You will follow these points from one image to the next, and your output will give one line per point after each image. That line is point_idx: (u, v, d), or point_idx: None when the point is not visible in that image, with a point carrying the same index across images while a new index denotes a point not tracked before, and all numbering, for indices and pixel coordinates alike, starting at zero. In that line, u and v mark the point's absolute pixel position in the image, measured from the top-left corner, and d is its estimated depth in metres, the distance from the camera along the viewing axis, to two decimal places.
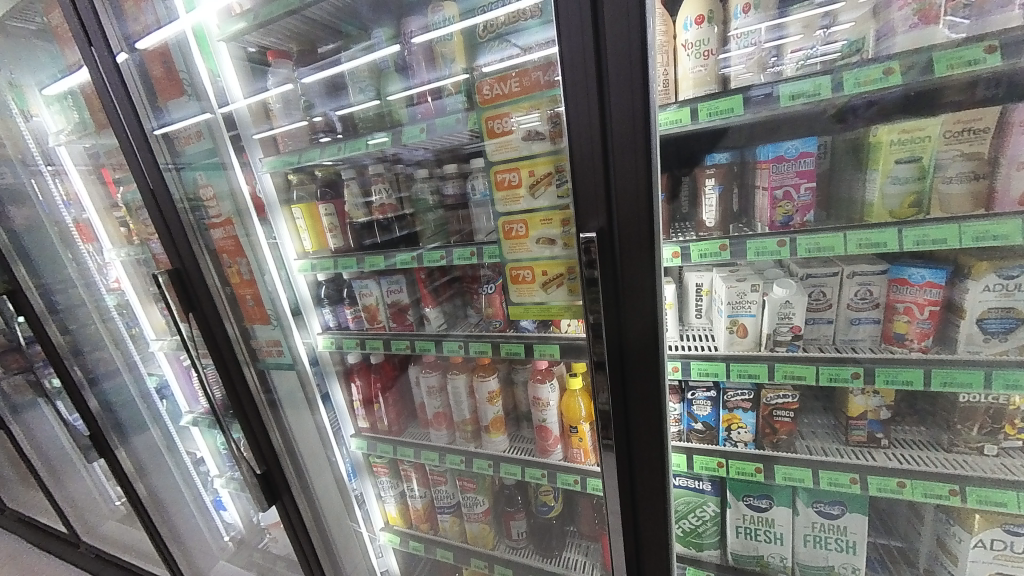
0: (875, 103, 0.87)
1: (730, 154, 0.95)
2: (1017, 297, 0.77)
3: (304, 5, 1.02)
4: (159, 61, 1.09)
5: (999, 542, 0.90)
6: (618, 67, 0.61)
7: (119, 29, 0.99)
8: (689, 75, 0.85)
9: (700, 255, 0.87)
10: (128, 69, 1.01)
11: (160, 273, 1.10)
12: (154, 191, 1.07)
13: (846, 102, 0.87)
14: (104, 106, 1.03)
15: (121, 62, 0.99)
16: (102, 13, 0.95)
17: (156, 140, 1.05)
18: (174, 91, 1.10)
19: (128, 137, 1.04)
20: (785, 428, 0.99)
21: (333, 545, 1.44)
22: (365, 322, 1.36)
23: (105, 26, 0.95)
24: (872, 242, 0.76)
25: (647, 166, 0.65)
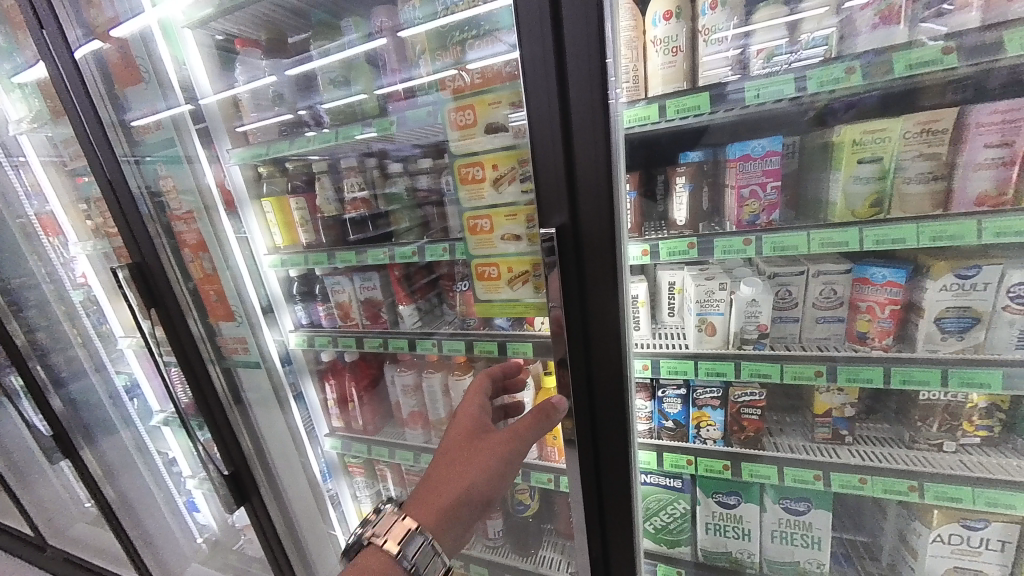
0: (853, 107, 0.87)
1: (703, 153, 0.95)
2: (973, 296, 0.79)
3: None
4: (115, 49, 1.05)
5: (957, 536, 0.92)
6: (578, 59, 0.60)
7: (76, 19, 0.96)
8: (659, 72, 0.85)
9: (669, 253, 0.88)
10: (87, 66, 0.99)
11: (118, 265, 1.06)
12: (112, 183, 1.04)
13: (825, 105, 0.87)
14: (58, 95, 0.99)
15: (80, 60, 0.97)
16: (55, 8, 0.92)
17: (114, 129, 1.03)
18: (132, 79, 1.06)
19: (83, 127, 1.00)
20: (754, 426, 1.00)
21: (306, 551, 1.41)
22: (337, 321, 1.33)
23: (57, 10, 0.92)
24: (835, 241, 0.77)
25: (607, 160, 0.64)
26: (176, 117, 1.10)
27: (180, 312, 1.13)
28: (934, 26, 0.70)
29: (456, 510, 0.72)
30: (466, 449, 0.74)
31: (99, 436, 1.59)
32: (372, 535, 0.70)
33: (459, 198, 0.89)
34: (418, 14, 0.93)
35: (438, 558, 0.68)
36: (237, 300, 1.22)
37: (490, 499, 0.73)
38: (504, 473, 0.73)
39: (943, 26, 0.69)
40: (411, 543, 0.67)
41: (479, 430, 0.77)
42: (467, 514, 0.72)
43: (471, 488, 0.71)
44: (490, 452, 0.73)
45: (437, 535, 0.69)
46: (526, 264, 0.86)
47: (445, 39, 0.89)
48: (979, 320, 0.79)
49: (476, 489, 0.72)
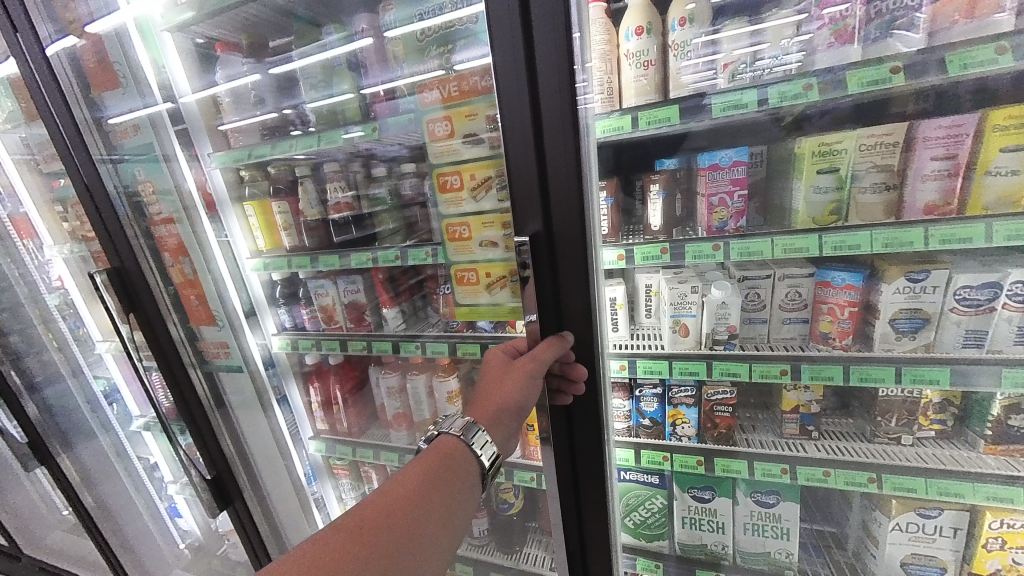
0: (831, 110, 0.91)
1: (677, 160, 0.99)
2: (924, 298, 0.84)
3: None
4: (92, 52, 1.04)
5: (914, 524, 0.97)
6: (548, 74, 0.63)
7: (48, 18, 0.96)
8: (632, 84, 0.88)
9: (643, 258, 0.92)
10: (60, 64, 0.98)
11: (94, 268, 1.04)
12: (89, 187, 1.04)
13: (803, 111, 0.91)
14: (31, 98, 0.99)
15: (53, 58, 0.97)
16: (27, 4, 0.92)
17: (88, 129, 1.02)
18: (109, 82, 1.05)
19: (58, 130, 1.01)
20: (725, 423, 1.04)
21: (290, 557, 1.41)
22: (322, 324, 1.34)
23: (31, 13, 0.93)
24: (795, 248, 0.82)
25: (578, 171, 0.67)
26: (155, 119, 1.10)
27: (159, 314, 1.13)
28: (884, 46, 0.75)
29: (503, 416, 0.73)
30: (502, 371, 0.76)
31: (77, 441, 1.55)
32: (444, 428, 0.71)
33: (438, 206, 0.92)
34: (399, 21, 0.94)
35: (489, 445, 0.69)
36: (219, 305, 1.22)
37: (524, 409, 0.75)
38: (534, 387, 0.74)
39: (892, 45, 0.74)
40: (470, 432, 0.69)
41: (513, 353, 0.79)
42: (509, 421, 0.73)
43: (505, 399, 0.73)
44: (522, 365, 0.73)
45: (489, 430, 0.70)
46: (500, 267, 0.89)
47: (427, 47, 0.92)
48: (929, 321, 0.84)
49: (515, 400, 0.73)
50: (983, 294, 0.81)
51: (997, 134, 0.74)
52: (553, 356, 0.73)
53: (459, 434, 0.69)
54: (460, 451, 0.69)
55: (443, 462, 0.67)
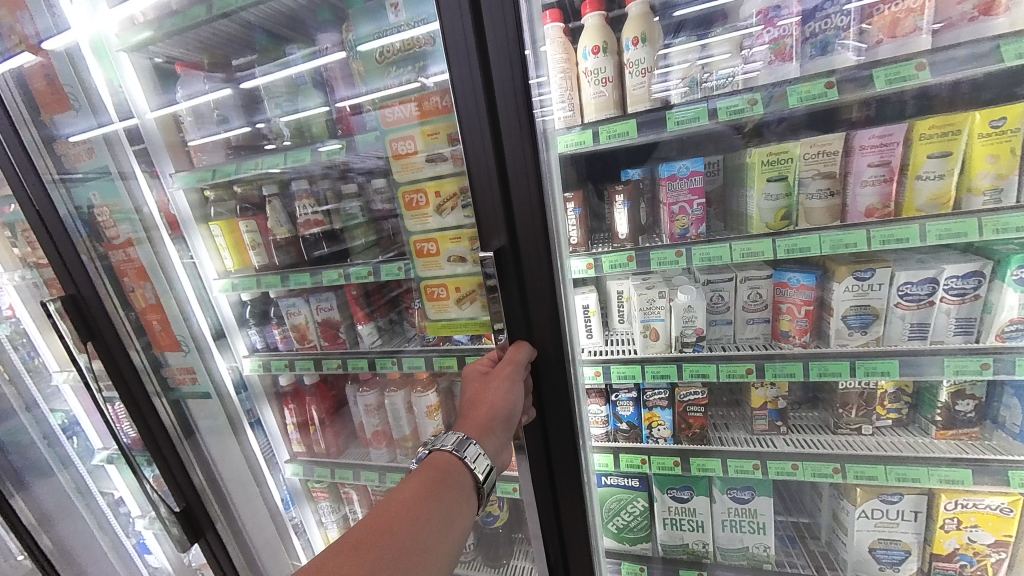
0: (784, 120, 0.95)
1: (641, 171, 1.04)
2: (872, 295, 0.89)
3: (213, 18, 0.99)
4: (42, 75, 1.01)
5: (878, 510, 1.02)
6: (504, 99, 0.66)
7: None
8: (591, 100, 0.92)
9: (611, 266, 0.95)
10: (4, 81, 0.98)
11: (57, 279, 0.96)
12: (40, 213, 1.00)
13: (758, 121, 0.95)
14: None
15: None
16: None
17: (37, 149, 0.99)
18: (60, 105, 1.03)
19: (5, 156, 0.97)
20: (698, 422, 1.07)
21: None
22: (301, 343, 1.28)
23: None
24: (752, 253, 0.86)
25: (539, 190, 0.69)
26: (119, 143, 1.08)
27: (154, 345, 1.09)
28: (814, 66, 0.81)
29: (493, 426, 0.72)
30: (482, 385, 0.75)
31: (32, 479, 1.36)
32: (435, 446, 0.70)
33: (407, 222, 0.94)
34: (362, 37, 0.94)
35: (483, 457, 0.69)
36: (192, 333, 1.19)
37: (512, 415, 0.75)
38: (517, 391, 0.74)
39: (821, 66, 0.80)
40: (462, 446, 0.68)
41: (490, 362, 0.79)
42: (499, 430, 0.72)
43: (492, 408, 0.72)
44: (503, 373, 0.73)
45: (481, 442, 0.69)
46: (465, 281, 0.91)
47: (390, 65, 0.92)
48: (877, 316, 0.90)
49: (501, 407, 0.73)
50: (923, 289, 0.87)
51: (924, 142, 0.81)
52: (526, 356, 0.76)
53: (452, 449, 0.68)
54: (456, 466, 0.68)
55: (436, 480, 0.66)
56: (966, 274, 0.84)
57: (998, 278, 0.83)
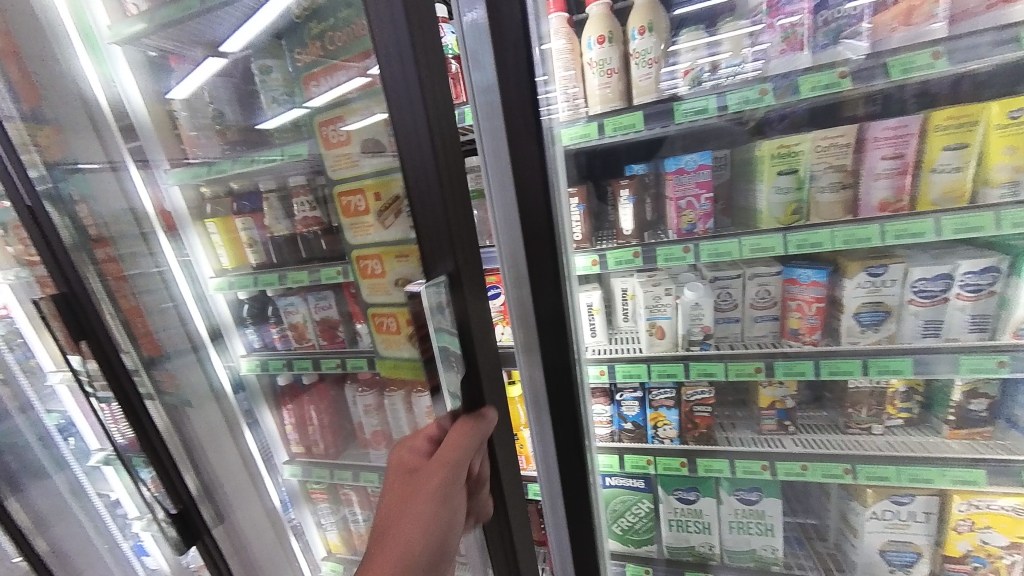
0: (787, 116, 0.94)
1: (645, 166, 1.01)
2: (885, 292, 0.87)
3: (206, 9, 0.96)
4: (16, 60, 0.88)
5: (889, 511, 1.00)
6: (508, 91, 0.67)
7: None
8: (596, 92, 0.89)
9: (617, 262, 0.93)
10: None
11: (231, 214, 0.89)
12: (34, 212, 0.88)
13: (763, 116, 0.93)
14: None
15: None
16: None
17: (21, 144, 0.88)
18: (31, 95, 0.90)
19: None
20: (704, 423, 1.04)
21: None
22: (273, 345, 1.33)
23: None
24: (761, 248, 0.85)
25: (544, 181, 0.71)
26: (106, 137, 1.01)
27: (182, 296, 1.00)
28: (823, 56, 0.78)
29: None
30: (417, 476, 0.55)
31: (26, 482, 1.18)
32: None
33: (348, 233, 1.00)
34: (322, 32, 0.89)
35: None
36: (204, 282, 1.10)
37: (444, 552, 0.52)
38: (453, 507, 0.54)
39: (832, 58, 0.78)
40: None
41: (426, 446, 0.58)
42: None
43: (407, 548, 0.49)
44: (432, 477, 0.52)
45: None
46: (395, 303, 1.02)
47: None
48: (889, 313, 0.87)
49: (426, 545, 0.50)
50: (938, 285, 0.84)
51: (939, 133, 0.78)
52: (470, 446, 0.54)
53: None
54: None
55: None
56: (982, 269, 0.82)
57: (1015, 274, 0.80)
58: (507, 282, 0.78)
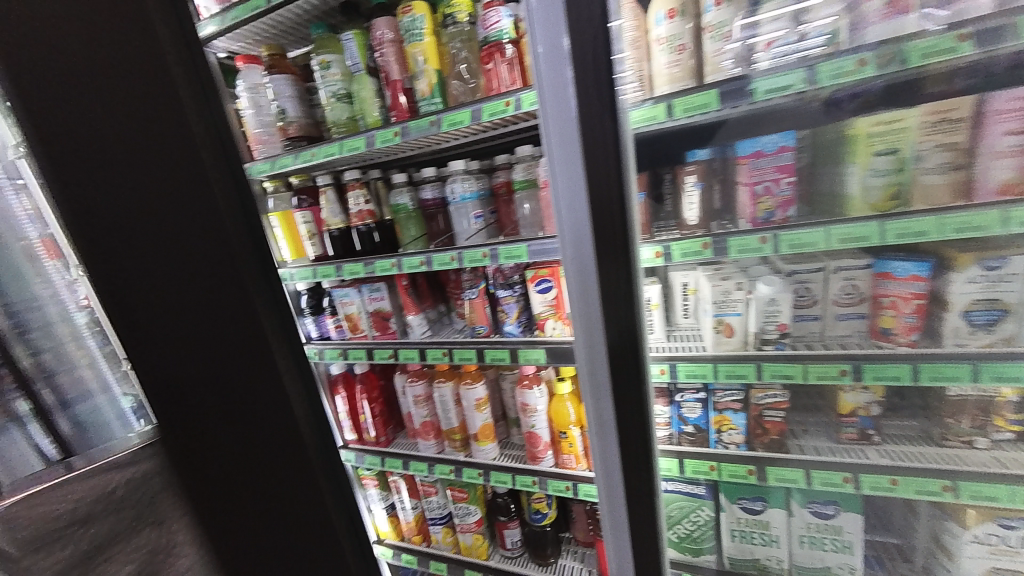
0: (859, 95, 0.84)
1: (710, 150, 0.95)
2: (1002, 288, 0.77)
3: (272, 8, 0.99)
4: None
5: (994, 536, 0.88)
6: (583, 74, 0.63)
7: None
8: (664, 72, 0.85)
9: (683, 254, 0.87)
10: None
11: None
12: None
13: (829, 94, 0.83)
14: None
15: None
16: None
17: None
18: None
19: None
20: (776, 429, 0.97)
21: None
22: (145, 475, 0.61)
23: None
24: (855, 237, 0.76)
25: (618, 169, 0.67)
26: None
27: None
28: (933, 23, 0.68)
29: None
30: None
31: None
32: None
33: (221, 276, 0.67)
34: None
35: None
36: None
37: None
38: None
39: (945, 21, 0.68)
40: None
41: None
42: None
43: None
44: None
45: None
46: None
47: (426, 86, 0.97)
48: (1009, 313, 0.77)
49: None
50: None
51: None
52: None
53: None
54: None
55: None
56: None
57: None
58: (569, 278, 0.74)
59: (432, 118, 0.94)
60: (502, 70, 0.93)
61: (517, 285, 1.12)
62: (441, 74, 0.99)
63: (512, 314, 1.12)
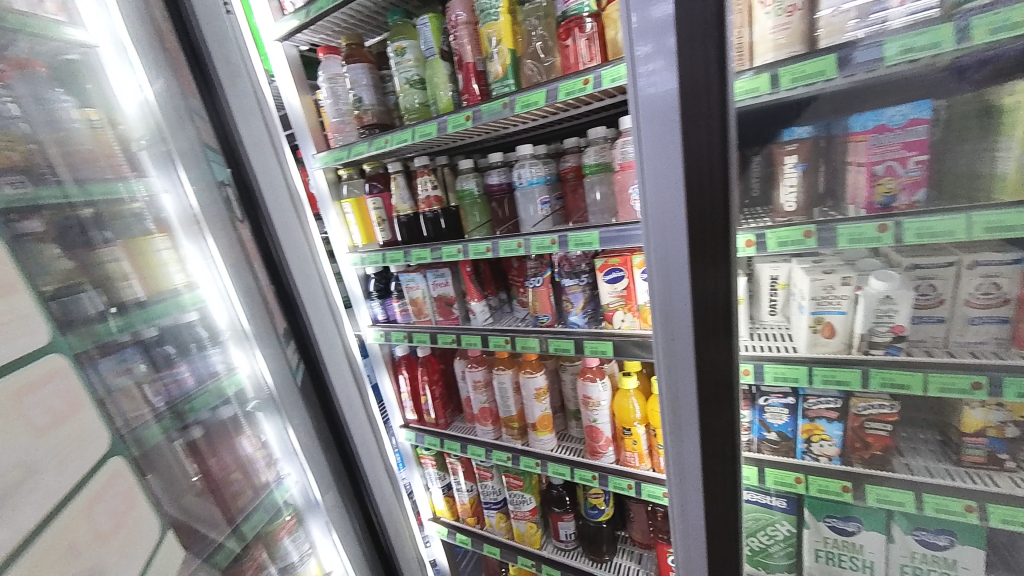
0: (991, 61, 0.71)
1: (812, 128, 0.84)
2: None
3: None
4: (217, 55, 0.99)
5: None
6: (688, 37, 0.57)
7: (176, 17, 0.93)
8: (769, 37, 0.77)
9: (780, 243, 0.78)
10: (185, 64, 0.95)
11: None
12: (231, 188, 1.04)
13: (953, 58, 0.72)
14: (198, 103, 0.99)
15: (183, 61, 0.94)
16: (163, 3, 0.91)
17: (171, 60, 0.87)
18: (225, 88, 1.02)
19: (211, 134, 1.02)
20: (880, 444, 0.87)
21: (391, 556, 1.39)
22: (155, 456, 0.72)
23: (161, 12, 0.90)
24: (1004, 225, 0.64)
25: (723, 143, 0.60)
26: (109, 28, 0.78)
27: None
28: None
29: None
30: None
31: None
32: None
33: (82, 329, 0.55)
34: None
35: None
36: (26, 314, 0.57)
37: None
38: None
39: None
40: None
41: None
42: None
43: None
44: None
45: None
46: (106, 460, 0.59)
47: (500, 66, 0.95)
48: None
49: None
50: None
51: None
52: None
53: None
54: None
55: None
56: None
57: None
58: (652, 271, 0.71)
59: (505, 100, 0.92)
60: (581, 46, 0.88)
61: (584, 274, 1.08)
62: (515, 54, 0.96)
63: (577, 304, 1.08)
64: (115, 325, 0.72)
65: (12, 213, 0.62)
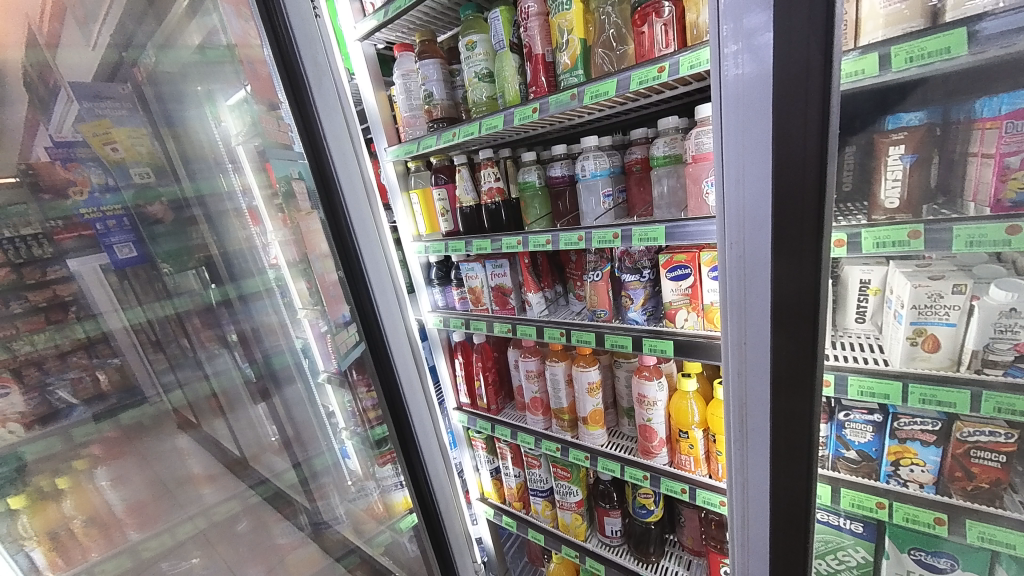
0: None
1: (925, 114, 0.74)
2: None
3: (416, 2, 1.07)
4: (311, 46, 1.01)
5: None
6: (791, 10, 0.52)
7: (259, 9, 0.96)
8: (879, 12, 0.69)
9: (876, 245, 0.70)
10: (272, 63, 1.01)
11: (70, 263, 0.74)
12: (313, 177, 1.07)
13: None
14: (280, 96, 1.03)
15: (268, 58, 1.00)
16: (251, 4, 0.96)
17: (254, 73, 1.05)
18: (298, 77, 1.01)
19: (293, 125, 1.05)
20: (989, 476, 0.75)
21: (441, 530, 1.45)
22: (234, 396, 1.05)
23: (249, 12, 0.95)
24: None
25: (823, 126, 0.55)
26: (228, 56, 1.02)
27: (81, 304, 0.76)
28: None
29: None
30: (154, 499, 0.82)
31: None
32: None
33: None
34: None
35: None
36: (138, 287, 0.85)
37: None
38: None
39: None
40: None
41: None
42: None
43: None
44: None
45: None
46: None
47: (569, 58, 0.95)
48: None
49: None
50: None
51: None
52: None
53: None
54: None
55: None
56: None
57: None
58: (728, 268, 0.69)
59: (573, 91, 0.91)
60: (657, 32, 0.85)
61: (646, 269, 1.06)
62: (585, 44, 0.95)
63: (637, 301, 1.06)
64: (212, 295, 0.99)
65: (141, 200, 0.89)
